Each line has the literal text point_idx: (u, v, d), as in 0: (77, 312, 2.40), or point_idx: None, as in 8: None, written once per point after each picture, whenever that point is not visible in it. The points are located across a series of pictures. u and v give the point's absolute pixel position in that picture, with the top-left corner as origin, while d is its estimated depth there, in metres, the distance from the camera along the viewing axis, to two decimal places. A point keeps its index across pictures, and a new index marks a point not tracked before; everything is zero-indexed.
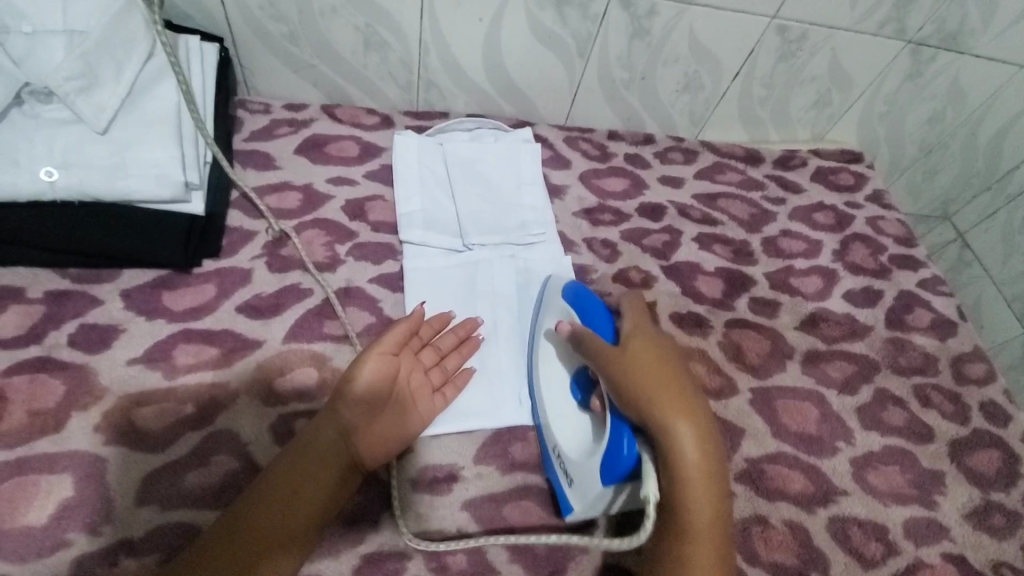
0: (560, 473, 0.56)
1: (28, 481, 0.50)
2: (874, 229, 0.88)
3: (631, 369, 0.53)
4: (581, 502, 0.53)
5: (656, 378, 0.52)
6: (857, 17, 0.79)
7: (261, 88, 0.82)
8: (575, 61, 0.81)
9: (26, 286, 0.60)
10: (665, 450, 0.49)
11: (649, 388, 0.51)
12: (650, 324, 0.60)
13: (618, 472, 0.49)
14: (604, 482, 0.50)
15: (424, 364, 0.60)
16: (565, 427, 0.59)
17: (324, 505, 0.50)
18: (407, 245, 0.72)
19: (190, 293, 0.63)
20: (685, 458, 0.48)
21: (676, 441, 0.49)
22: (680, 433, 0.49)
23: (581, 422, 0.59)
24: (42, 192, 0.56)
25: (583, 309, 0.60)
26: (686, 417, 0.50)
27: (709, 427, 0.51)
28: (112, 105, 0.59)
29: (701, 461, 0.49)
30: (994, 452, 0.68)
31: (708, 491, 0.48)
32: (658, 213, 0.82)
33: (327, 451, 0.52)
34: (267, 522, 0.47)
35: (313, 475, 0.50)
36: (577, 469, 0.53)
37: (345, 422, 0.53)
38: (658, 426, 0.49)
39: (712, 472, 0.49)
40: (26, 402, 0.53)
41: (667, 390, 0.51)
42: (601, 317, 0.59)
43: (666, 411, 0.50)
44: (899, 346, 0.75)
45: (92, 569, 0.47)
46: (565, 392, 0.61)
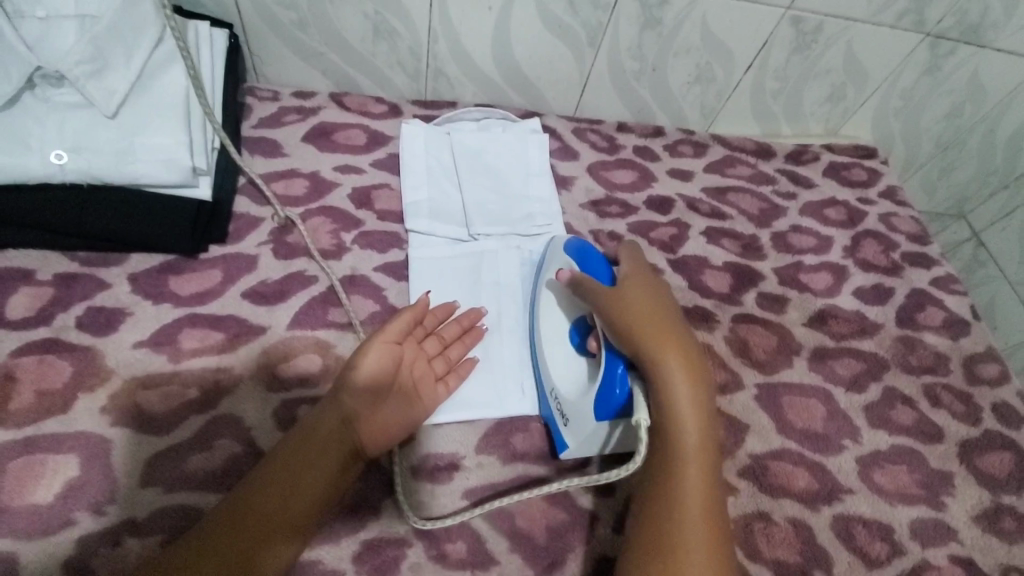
0: (556, 413, 0.58)
1: (35, 460, 0.51)
2: (886, 226, 0.86)
3: (623, 308, 0.55)
4: (575, 439, 0.55)
5: (648, 316, 0.54)
6: (875, 9, 0.77)
7: (271, 76, 0.82)
8: (586, 51, 0.81)
9: (35, 268, 0.60)
10: (652, 380, 0.51)
11: (639, 324, 0.53)
12: (648, 270, 0.62)
13: (611, 407, 0.53)
14: (597, 417, 0.53)
15: (428, 353, 0.60)
16: (562, 372, 0.60)
17: (327, 493, 0.50)
18: (413, 234, 0.71)
19: (197, 278, 0.63)
20: (672, 385, 0.50)
21: (664, 371, 0.50)
22: (667, 364, 0.51)
23: (577, 366, 0.61)
24: (53, 175, 0.57)
25: (585, 261, 0.62)
26: (674, 349, 0.52)
27: (698, 361, 0.53)
28: (121, 89, 0.59)
29: (689, 389, 0.50)
30: (1005, 455, 0.67)
31: (695, 416, 0.50)
32: (666, 206, 0.81)
33: (329, 439, 0.52)
34: (268, 504, 0.48)
35: (315, 464, 0.51)
36: (573, 408, 0.56)
37: (348, 410, 0.53)
38: (645, 356, 0.51)
39: (698, 399, 0.50)
40: (34, 383, 0.54)
41: (656, 324, 0.54)
42: (599, 265, 0.61)
43: (653, 341, 0.52)
44: (910, 344, 0.74)
45: (95, 550, 0.48)
46: (563, 338, 0.63)
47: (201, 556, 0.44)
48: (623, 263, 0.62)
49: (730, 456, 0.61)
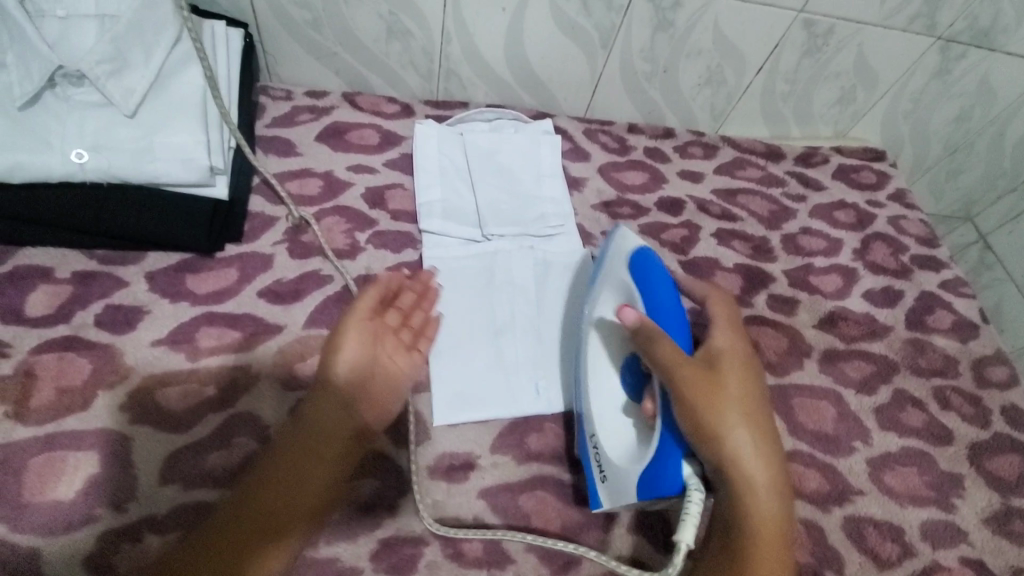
0: (592, 464, 0.55)
1: (56, 457, 0.51)
2: (896, 229, 0.87)
3: (713, 399, 0.52)
4: (609, 500, 0.53)
5: (736, 412, 0.52)
6: (887, 12, 0.78)
7: (284, 75, 0.82)
8: (598, 52, 0.81)
9: (54, 266, 0.61)
10: (736, 486, 0.50)
11: (729, 422, 0.51)
12: (742, 349, 0.58)
13: (655, 492, 0.49)
14: (638, 496, 0.50)
15: (393, 327, 0.60)
16: (609, 423, 0.56)
17: (335, 475, 0.52)
18: (426, 234, 0.72)
19: (213, 277, 0.64)
20: (755, 493, 0.50)
21: (739, 482, 0.50)
22: (752, 472, 0.50)
23: (624, 421, 0.57)
24: (72, 174, 0.57)
25: (656, 303, 0.56)
26: (758, 453, 0.52)
27: (776, 463, 0.53)
28: (140, 89, 0.60)
29: (768, 499, 0.50)
30: (1014, 457, 0.67)
31: (773, 525, 0.50)
32: (677, 208, 0.82)
33: (332, 424, 0.54)
34: (280, 492, 0.50)
35: (319, 450, 0.52)
36: (615, 471, 0.53)
37: (344, 393, 0.55)
38: (732, 464, 0.50)
39: (777, 503, 0.51)
40: (54, 380, 0.55)
41: (744, 425, 0.52)
42: (674, 321, 0.56)
43: (743, 447, 0.51)
44: (919, 347, 0.74)
45: (116, 545, 0.49)
46: (614, 384, 0.59)
47: (215, 548, 0.46)
48: (721, 338, 0.58)
49: None
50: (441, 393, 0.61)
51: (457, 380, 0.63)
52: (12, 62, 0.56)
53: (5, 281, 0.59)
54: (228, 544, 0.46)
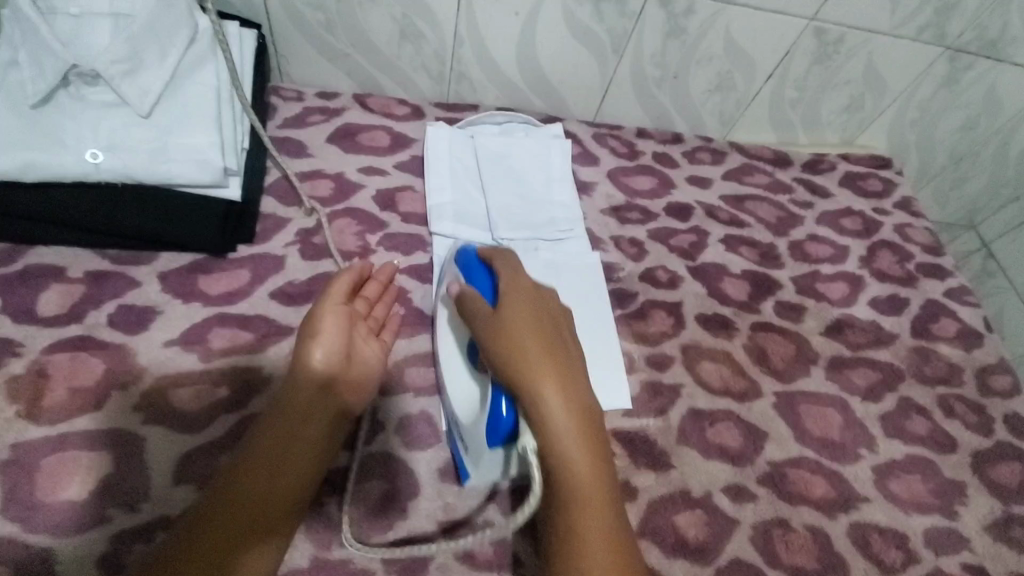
0: (457, 439, 0.56)
1: (69, 456, 0.51)
2: (901, 236, 0.87)
3: (501, 337, 0.50)
4: (474, 466, 0.54)
5: (531, 344, 0.49)
6: (898, 21, 0.78)
7: (295, 76, 0.82)
8: (609, 58, 0.81)
9: (66, 265, 0.61)
10: (535, 423, 0.47)
11: (521, 355, 0.49)
12: (523, 278, 0.56)
13: (500, 434, 0.49)
14: (489, 444, 0.50)
15: (362, 313, 0.60)
16: (460, 392, 0.57)
17: (317, 456, 0.52)
18: (438, 237, 0.72)
19: (225, 278, 0.64)
20: (553, 426, 0.46)
21: (540, 404, 0.47)
22: (546, 400, 0.47)
23: (472, 385, 0.57)
24: (87, 174, 0.57)
25: (466, 267, 0.58)
26: (555, 381, 0.48)
27: (585, 391, 0.49)
28: (155, 89, 0.60)
29: (574, 429, 0.46)
30: (1017, 466, 0.68)
31: (580, 441, 0.46)
32: (685, 213, 0.82)
33: (308, 404, 0.52)
34: (265, 473, 0.49)
35: (298, 432, 0.51)
36: (469, 435, 0.53)
37: (322, 376, 0.53)
38: (527, 397, 0.47)
39: (584, 419, 0.47)
40: (67, 379, 0.55)
41: (540, 354, 0.49)
42: (483, 276, 0.57)
43: (534, 377, 0.48)
44: (924, 355, 0.75)
45: (130, 545, 0.49)
46: (459, 358, 0.59)
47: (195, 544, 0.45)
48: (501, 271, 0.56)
49: (749, 463, 0.62)
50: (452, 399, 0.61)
51: None
52: (27, 60, 0.56)
53: (18, 280, 0.59)
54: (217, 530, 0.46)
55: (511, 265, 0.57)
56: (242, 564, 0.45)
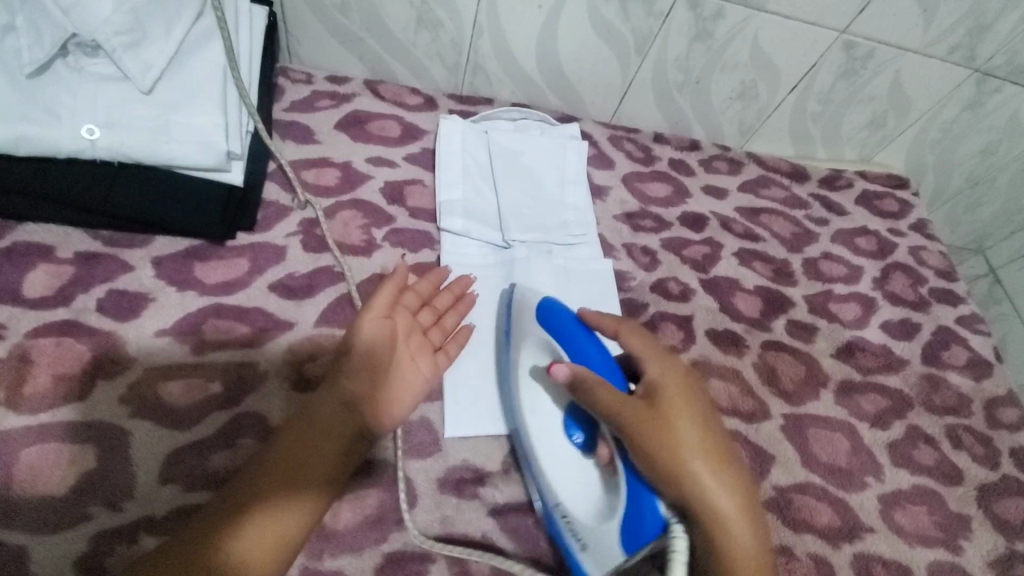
0: (567, 533, 0.51)
1: (49, 450, 0.49)
2: (916, 259, 0.86)
3: (665, 440, 0.49)
4: (594, 565, 0.49)
5: (695, 450, 0.49)
6: (929, 40, 0.76)
7: (304, 57, 0.79)
8: (631, 58, 0.79)
9: (56, 245, 0.58)
10: (713, 536, 0.47)
11: (690, 465, 0.48)
12: (670, 367, 0.54)
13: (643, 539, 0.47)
14: (627, 550, 0.48)
15: (423, 325, 0.59)
16: (566, 482, 0.53)
17: (332, 474, 0.49)
18: (446, 234, 0.69)
19: (222, 266, 0.61)
20: (729, 538, 0.47)
21: (716, 518, 0.47)
22: (724, 515, 0.47)
23: (580, 474, 0.54)
24: (82, 151, 0.54)
25: (570, 344, 0.54)
26: (725, 491, 0.48)
27: (750, 499, 0.50)
28: (159, 64, 0.57)
29: (745, 542, 0.47)
30: (1021, 501, 0.67)
31: (746, 555, 0.47)
32: (700, 224, 0.80)
33: (331, 420, 0.51)
34: (272, 485, 0.47)
35: (315, 444, 0.49)
36: (594, 535, 0.49)
37: (347, 393, 0.52)
38: (705, 511, 0.47)
39: (747, 530, 0.48)
40: (51, 366, 0.52)
41: (705, 461, 0.49)
42: (601, 359, 0.54)
43: (704, 487, 0.48)
44: (934, 383, 0.74)
45: (110, 546, 0.46)
46: (556, 436, 0.55)
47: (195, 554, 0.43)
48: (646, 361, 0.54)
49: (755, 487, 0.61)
50: (457, 403, 0.59)
51: (469, 398, 0.60)
52: (23, 25, 0.53)
53: (3, 258, 0.56)
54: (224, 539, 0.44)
55: (647, 352, 0.55)
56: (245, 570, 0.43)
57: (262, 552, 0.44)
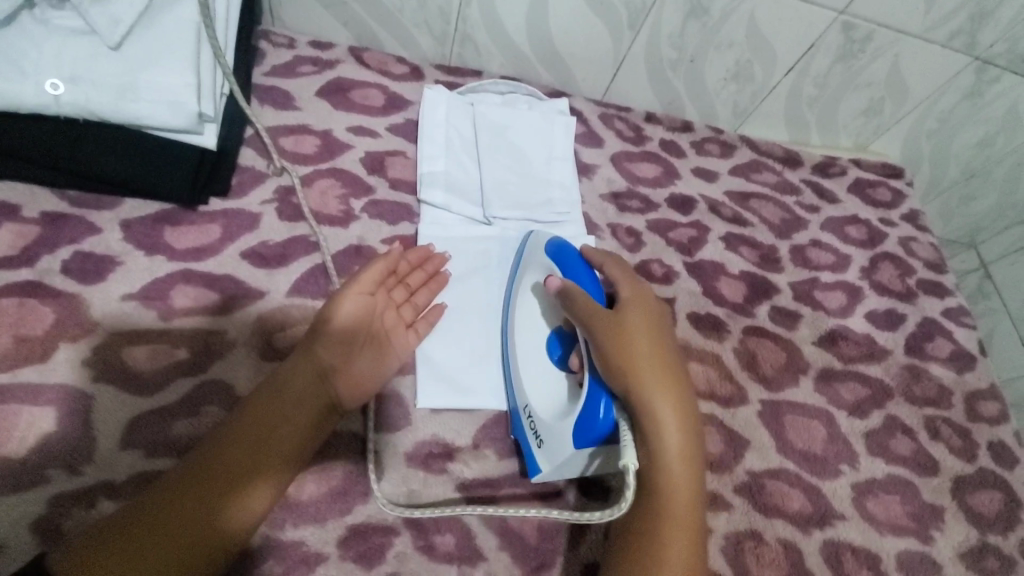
0: (528, 431, 0.54)
1: (7, 412, 0.48)
2: (905, 250, 0.85)
3: (620, 341, 0.52)
4: (548, 463, 0.52)
5: (647, 353, 0.52)
6: (930, 24, 0.75)
7: (288, 21, 0.76)
8: (624, 33, 0.77)
9: (22, 204, 0.56)
10: (647, 430, 0.49)
11: (640, 364, 0.51)
12: (644, 290, 0.58)
13: (593, 435, 0.50)
14: (576, 445, 0.50)
15: (397, 301, 0.59)
16: (537, 390, 0.56)
17: (298, 450, 0.48)
18: (426, 207, 0.68)
19: (194, 232, 0.60)
20: (664, 435, 0.49)
21: (657, 412, 0.49)
22: (663, 414, 0.49)
23: (553, 385, 0.57)
24: (46, 106, 0.52)
25: (565, 265, 0.59)
26: (667, 391, 0.51)
27: (694, 410, 0.52)
28: (128, 19, 0.55)
29: (681, 445, 0.49)
30: (995, 494, 0.67)
31: (682, 459, 0.49)
32: (688, 206, 0.79)
33: (306, 389, 0.50)
34: (238, 452, 0.46)
35: (286, 413, 0.49)
36: (550, 430, 0.52)
37: (323, 362, 0.52)
38: (645, 402, 0.49)
39: (685, 438, 0.50)
40: (13, 327, 0.51)
41: (656, 366, 0.52)
42: (589, 280, 0.58)
43: (649, 383, 0.50)
44: (916, 374, 0.73)
45: (67, 510, 0.46)
46: (541, 353, 0.59)
47: (158, 518, 0.43)
48: (619, 280, 0.58)
49: (727, 471, 0.60)
50: (430, 376, 0.59)
51: (445, 372, 0.59)
52: None
53: None
54: (187, 502, 0.44)
55: (624, 278, 0.59)
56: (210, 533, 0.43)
57: (225, 517, 0.44)
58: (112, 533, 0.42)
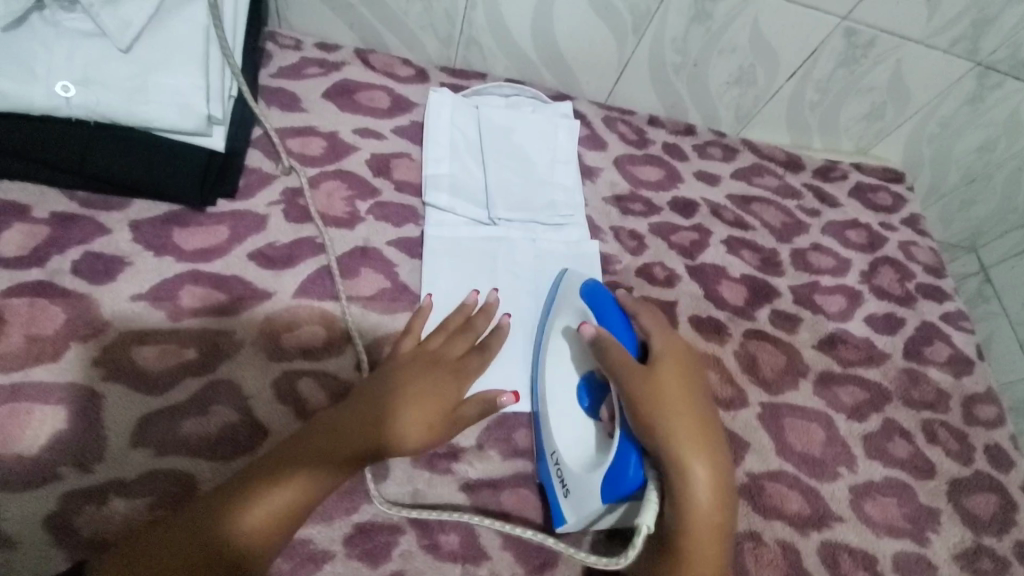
0: (555, 479, 0.54)
1: (20, 409, 0.48)
2: (905, 254, 0.85)
3: (655, 398, 0.52)
4: (574, 513, 0.52)
5: (682, 411, 0.52)
6: (933, 30, 0.76)
7: (294, 23, 0.77)
8: (628, 37, 0.77)
9: (32, 204, 0.57)
10: (677, 492, 0.49)
11: (674, 425, 0.51)
12: (680, 343, 0.58)
13: (621, 491, 0.50)
14: (603, 499, 0.51)
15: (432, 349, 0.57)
16: (566, 436, 0.57)
17: (323, 480, 0.48)
18: (431, 209, 0.69)
19: (202, 232, 0.60)
20: (696, 498, 0.49)
21: (688, 476, 0.49)
22: (696, 476, 0.49)
23: (582, 431, 0.57)
24: (56, 108, 0.53)
25: (600, 310, 0.59)
26: (701, 456, 0.50)
27: (725, 466, 0.52)
28: (137, 21, 0.55)
29: (712, 510, 0.49)
30: (991, 497, 0.68)
31: (712, 524, 0.49)
32: (690, 210, 0.79)
33: (352, 432, 0.50)
34: (267, 478, 0.47)
35: (321, 444, 0.49)
36: (577, 480, 0.52)
37: (379, 408, 0.51)
38: (676, 464, 0.49)
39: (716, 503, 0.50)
40: (24, 326, 0.51)
41: (689, 428, 0.51)
42: (625, 331, 0.58)
43: (682, 445, 0.50)
44: (914, 378, 0.74)
45: (79, 506, 0.46)
46: (571, 398, 0.59)
47: (174, 536, 0.43)
48: (652, 331, 0.58)
49: None
50: None
51: None
52: None
53: None
54: (206, 516, 0.44)
55: (660, 331, 0.58)
56: (222, 544, 0.43)
57: (236, 532, 0.44)
58: (135, 543, 0.43)
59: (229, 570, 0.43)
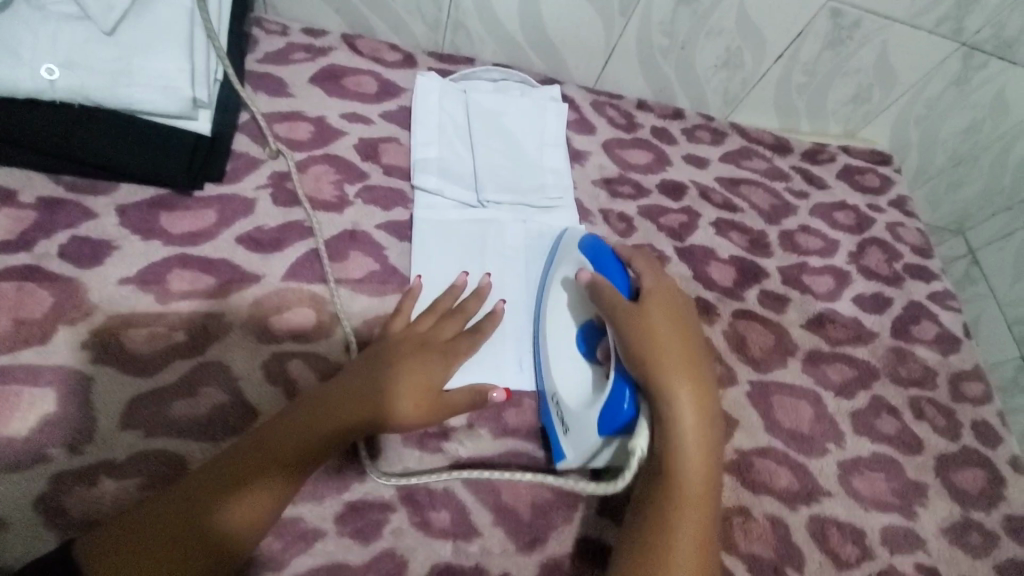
0: (556, 419, 0.56)
1: (8, 392, 0.48)
2: (892, 235, 0.86)
3: (642, 330, 0.52)
4: (573, 449, 0.54)
5: (670, 346, 0.52)
6: (917, 10, 0.76)
7: (280, 9, 0.77)
8: (615, 19, 0.77)
9: (18, 189, 0.57)
10: (665, 419, 0.49)
11: (660, 352, 0.51)
12: (669, 281, 0.58)
13: (615, 424, 0.51)
14: (599, 432, 0.52)
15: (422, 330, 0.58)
16: (565, 377, 0.58)
17: (314, 455, 0.48)
18: (419, 192, 0.69)
19: (190, 216, 0.60)
20: (684, 429, 0.49)
21: (673, 399, 0.49)
22: (681, 399, 0.50)
23: (581, 373, 0.58)
24: (42, 91, 0.52)
25: (596, 258, 0.59)
26: (688, 384, 0.51)
27: (712, 396, 0.52)
28: (121, 4, 0.55)
29: (699, 440, 0.49)
30: (978, 472, 0.68)
31: (700, 452, 0.49)
32: (679, 192, 0.80)
33: (341, 409, 0.50)
34: (259, 455, 0.47)
35: (310, 420, 0.49)
36: (575, 417, 0.54)
37: (369, 385, 0.51)
38: (661, 389, 0.50)
39: (703, 435, 0.50)
40: (12, 310, 0.51)
41: (676, 357, 0.52)
42: (617, 272, 0.58)
43: (668, 371, 0.50)
44: (901, 355, 0.75)
45: (68, 488, 0.46)
46: (571, 342, 0.60)
47: (166, 517, 0.43)
48: (642, 268, 0.58)
49: None
50: None
51: None
52: None
53: None
54: (197, 495, 0.44)
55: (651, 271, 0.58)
56: (215, 522, 0.44)
57: (229, 511, 0.44)
58: (125, 522, 0.43)
59: (221, 547, 0.43)
